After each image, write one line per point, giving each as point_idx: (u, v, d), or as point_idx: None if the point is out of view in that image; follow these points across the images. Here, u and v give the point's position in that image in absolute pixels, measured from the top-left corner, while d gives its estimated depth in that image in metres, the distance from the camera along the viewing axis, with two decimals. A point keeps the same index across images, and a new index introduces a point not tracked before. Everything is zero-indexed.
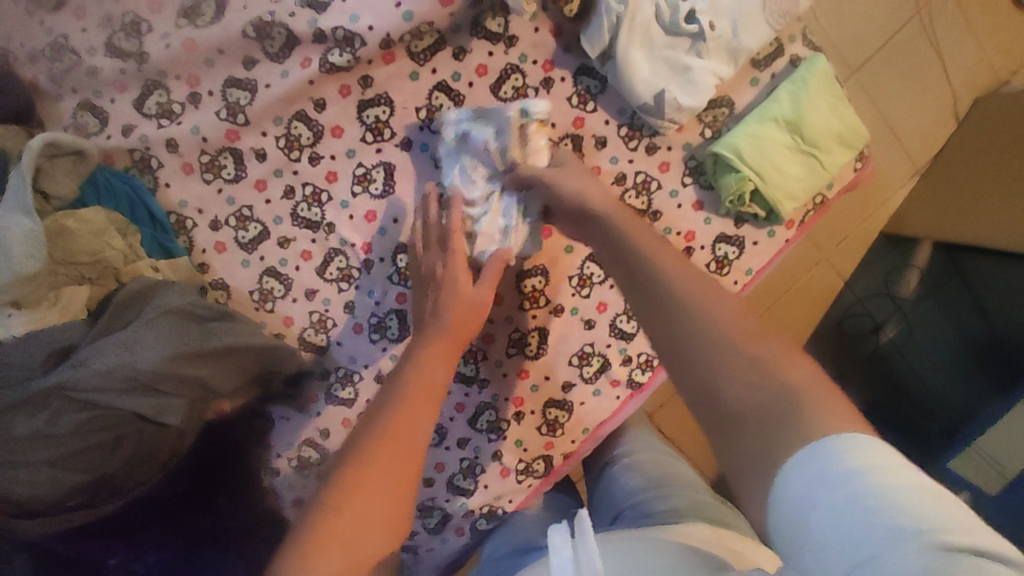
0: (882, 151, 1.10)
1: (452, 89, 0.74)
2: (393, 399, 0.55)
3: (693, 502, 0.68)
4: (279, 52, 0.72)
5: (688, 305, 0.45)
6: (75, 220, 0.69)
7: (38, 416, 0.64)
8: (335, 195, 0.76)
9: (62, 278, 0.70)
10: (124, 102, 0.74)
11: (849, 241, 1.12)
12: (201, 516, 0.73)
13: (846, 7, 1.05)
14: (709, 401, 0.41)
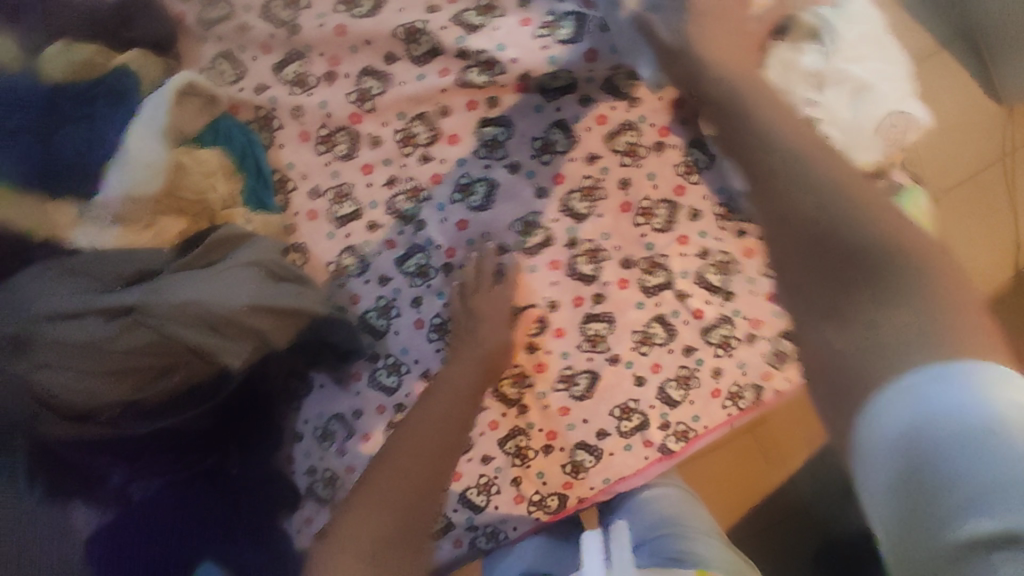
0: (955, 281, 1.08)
1: (570, 130, 0.77)
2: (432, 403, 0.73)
3: (711, 547, 0.71)
4: (421, 57, 0.74)
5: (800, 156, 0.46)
6: (192, 158, 0.71)
7: (105, 326, 0.64)
8: (434, 196, 0.79)
9: (165, 207, 0.71)
10: (264, 63, 0.76)
11: None
12: (208, 456, 0.79)
13: (937, 137, 1.08)
14: (820, 264, 0.42)
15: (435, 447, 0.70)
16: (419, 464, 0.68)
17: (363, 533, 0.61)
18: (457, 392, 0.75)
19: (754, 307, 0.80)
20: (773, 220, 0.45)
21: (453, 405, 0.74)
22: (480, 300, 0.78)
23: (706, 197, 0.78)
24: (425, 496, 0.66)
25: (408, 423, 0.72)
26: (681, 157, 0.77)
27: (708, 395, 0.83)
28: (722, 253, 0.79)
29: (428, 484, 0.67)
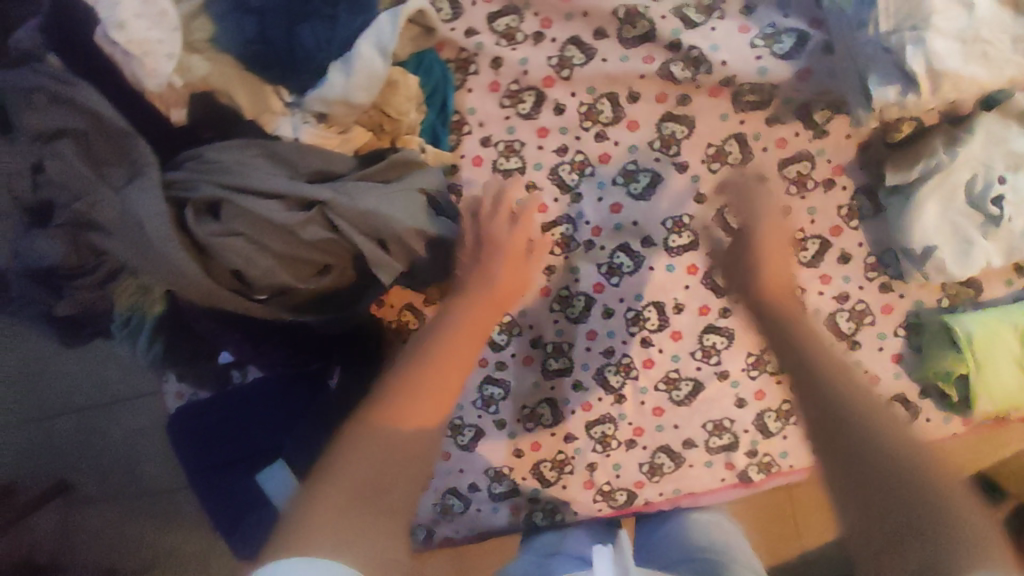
0: None
1: (748, 145, 0.78)
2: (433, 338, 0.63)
3: None
4: (631, 39, 0.77)
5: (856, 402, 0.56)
6: (403, 78, 0.75)
7: (295, 213, 0.69)
8: (598, 174, 0.82)
9: (366, 118, 0.76)
10: (481, 10, 0.80)
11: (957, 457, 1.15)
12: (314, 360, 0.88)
13: None
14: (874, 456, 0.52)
15: (442, 391, 0.58)
16: (415, 405, 0.56)
17: (350, 479, 0.51)
18: (462, 331, 0.65)
19: (877, 364, 0.79)
20: (832, 465, 0.54)
21: (457, 344, 0.63)
22: (493, 229, 0.76)
23: (862, 244, 0.78)
24: (423, 444, 0.55)
25: (402, 363, 0.61)
26: (849, 199, 0.78)
27: (802, 437, 0.83)
28: (860, 303, 0.79)
29: (423, 427, 0.56)
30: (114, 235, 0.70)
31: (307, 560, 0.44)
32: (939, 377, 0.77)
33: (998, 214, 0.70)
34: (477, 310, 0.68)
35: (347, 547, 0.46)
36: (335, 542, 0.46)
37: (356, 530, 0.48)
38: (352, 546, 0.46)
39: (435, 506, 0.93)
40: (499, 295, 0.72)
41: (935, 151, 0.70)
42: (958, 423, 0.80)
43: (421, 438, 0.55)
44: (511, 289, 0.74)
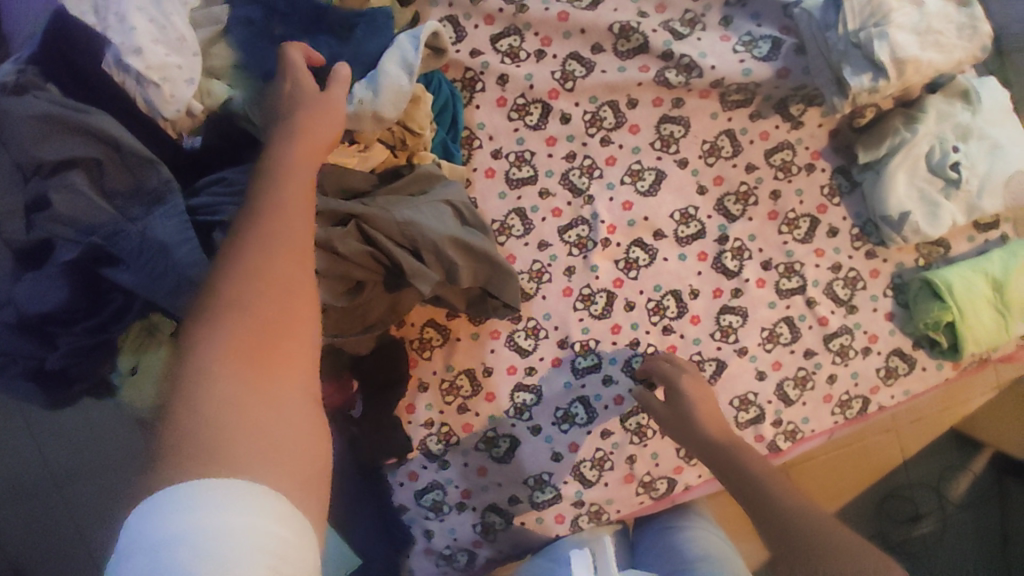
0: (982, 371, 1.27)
1: (736, 139, 0.87)
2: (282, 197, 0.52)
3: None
4: (626, 52, 0.85)
5: (740, 456, 0.73)
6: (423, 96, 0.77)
7: (329, 228, 0.69)
8: (606, 176, 0.87)
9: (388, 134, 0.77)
10: (484, 33, 0.85)
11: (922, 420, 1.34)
12: (334, 391, 0.84)
13: None
14: (750, 460, 0.73)
15: (296, 278, 0.48)
16: (264, 295, 0.46)
17: (220, 396, 0.42)
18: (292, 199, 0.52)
19: (873, 324, 0.88)
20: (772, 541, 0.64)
21: (288, 212, 0.51)
22: (300, 88, 0.62)
23: (845, 218, 0.88)
24: (286, 328, 0.46)
25: (235, 250, 0.48)
26: (828, 180, 0.88)
27: (820, 400, 0.88)
28: (851, 270, 0.88)
29: (285, 321, 0.46)
30: (130, 265, 0.65)
31: (204, 492, 0.37)
32: (928, 327, 0.86)
33: (957, 177, 0.82)
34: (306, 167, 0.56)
35: (253, 460, 0.40)
36: (223, 455, 0.39)
37: (250, 448, 0.40)
38: (254, 464, 0.40)
39: (475, 527, 0.90)
40: (315, 138, 0.59)
41: (897, 130, 0.84)
42: (949, 369, 0.89)
43: (278, 321, 0.46)
44: (329, 138, 0.60)
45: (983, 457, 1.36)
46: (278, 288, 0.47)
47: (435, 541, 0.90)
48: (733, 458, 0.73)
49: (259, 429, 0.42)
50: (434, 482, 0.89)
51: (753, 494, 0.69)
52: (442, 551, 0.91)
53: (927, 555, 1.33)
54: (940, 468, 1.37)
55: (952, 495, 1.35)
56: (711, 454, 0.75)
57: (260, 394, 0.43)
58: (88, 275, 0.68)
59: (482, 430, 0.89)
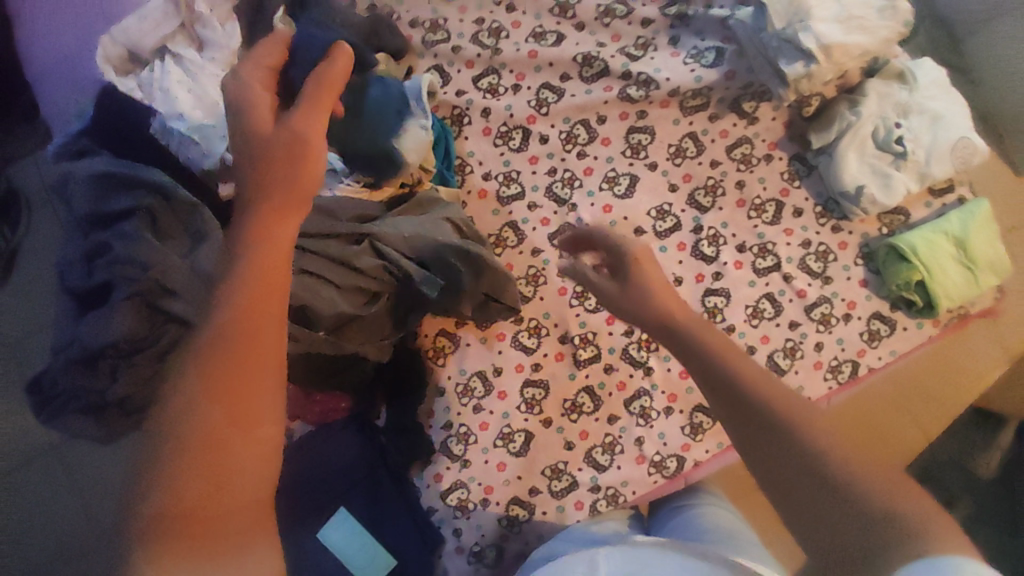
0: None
1: (699, 140, 0.98)
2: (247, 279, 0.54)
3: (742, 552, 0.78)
4: (590, 77, 0.97)
5: (704, 341, 0.63)
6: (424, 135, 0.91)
7: (348, 247, 0.81)
8: (586, 184, 0.98)
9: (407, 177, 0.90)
10: (467, 75, 0.99)
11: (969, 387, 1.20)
12: (361, 401, 0.95)
13: None
14: (713, 345, 0.62)
15: (256, 357, 0.52)
16: (220, 371, 0.51)
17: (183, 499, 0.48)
18: (254, 269, 0.54)
19: (850, 292, 0.95)
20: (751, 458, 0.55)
21: (243, 291, 0.53)
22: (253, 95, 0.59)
23: (807, 198, 0.97)
24: (242, 403, 0.51)
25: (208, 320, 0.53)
26: (786, 167, 0.98)
27: (811, 368, 0.94)
28: (820, 244, 0.97)
29: (240, 398, 0.51)
30: (183, 296, 0.77)
31: None
32: (901, 288, 0.92)
33: (902, 150, 0.91)
34: (271, 232, 0.56)
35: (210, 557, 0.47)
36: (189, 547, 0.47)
37: (201, 524, 0.48)
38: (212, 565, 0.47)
39: (500, 521, 0.95)
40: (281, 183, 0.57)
41: (842, 114, 0.93)
42: (930, 326, 0.95)
43: (233, 401, 0.51)
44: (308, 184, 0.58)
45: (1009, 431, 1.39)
46: (233, 367, 0.51)
47: (464, 539, 0.95)
48: (688, 343, 0.64)
49: (207, 501, 0.49)
50: (457, 481, 0.95)
51: (735, 401, 0.57)
52: (471, 550, 0.95)
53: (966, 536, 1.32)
54: (960, 446, 1.40)
55: (981, 473, 1.37)
56: (670, 336, 0.66)
57: (212, 471, 0.49)
58: (144, 310, 0.77)
59: (498, 427, 0.96)
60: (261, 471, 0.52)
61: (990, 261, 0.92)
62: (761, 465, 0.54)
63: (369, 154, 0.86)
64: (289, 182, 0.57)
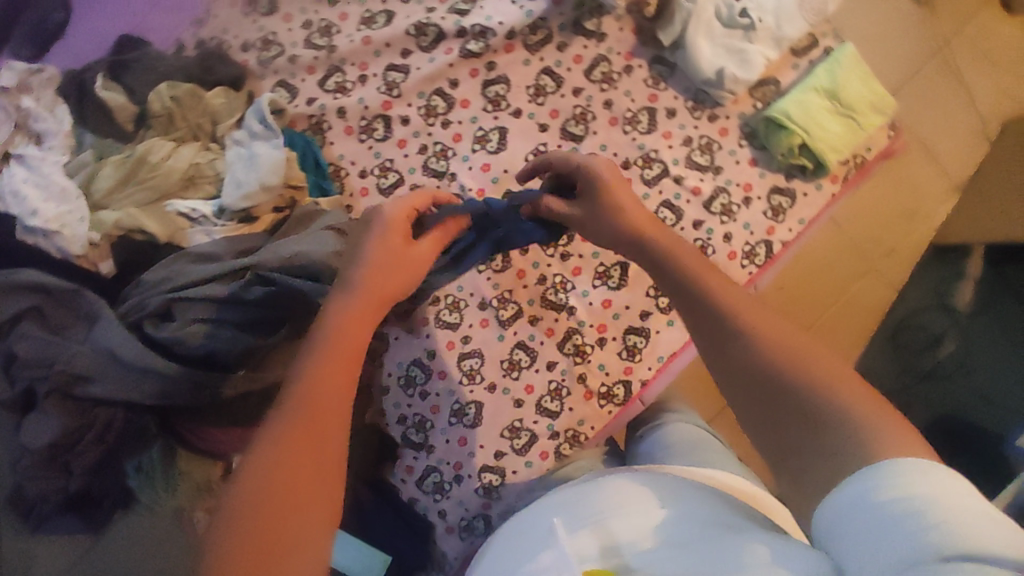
0: (930, 186, 1.37)
1: (555, 73, 0.96)
2: (327, 328, 0.62)
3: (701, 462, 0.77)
4: (429, 45, 0.96)
5: (669, 256, 0.66)
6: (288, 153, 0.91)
7: (232, 284, 0.81)
8: (459, 151, 0.97)
9: (280, 199, 0.90)
10: (311, 82, 0.98)
11: (895, 254, 1.37)
12: None
13: (893, 42, 1.33)
14: (667, 262, 0.66)
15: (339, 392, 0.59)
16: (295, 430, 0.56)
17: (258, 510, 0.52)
18: (336, 348, 0.61)
19: (742, 175, 0.95)
20: (718, 354, 0.59)
21: (329, 343, 0.61)
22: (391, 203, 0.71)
23: (676, 96, 0.96)
24: (309, 462, 0.55)
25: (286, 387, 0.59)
26: (648, 72, 0.96)
27: (726, 259, 0.94)
28: (701, 138, 0.96)
29: (318, 459, 0.55)
30: (102, 378, 0.79)
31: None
32: (787, 156, 0.92)
33: (748, 22, 0.90)
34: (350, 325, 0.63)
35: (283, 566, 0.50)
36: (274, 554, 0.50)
37: (279, 525, 0.52)
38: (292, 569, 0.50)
39: (478, 492, 0.98)
40: (394, 263, 0.68)
41: (681, 4, 0.92)
42: (829, 184, 0.95)
43: (319, 421, 0.57)
44: (385, 290, 0.67)
45: (974, 257, 1.34)
46: (310, 429, 0.56)
47: (450, 518, 0.98)
48: (655, 258, 0.67)
49: (273, 533, 0.51)
50: (428, 467, 0.98)
51: (707, 321, 0.60)
52: (461, 526, 0.98)
53: (963, 373, 1.29)
54: (935, 285, 1.36)
55: (961, 306, 1.33)
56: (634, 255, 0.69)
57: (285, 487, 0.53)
58: (67, 401, 0.80)
59: (448, 406, 0.98)
60: (319, 544, 0.53)
61: (867, 101, 0.91)
62: (729, 366, 0.58)
63: (231, 189, 0.86)
64: (395, 268, 0.68)
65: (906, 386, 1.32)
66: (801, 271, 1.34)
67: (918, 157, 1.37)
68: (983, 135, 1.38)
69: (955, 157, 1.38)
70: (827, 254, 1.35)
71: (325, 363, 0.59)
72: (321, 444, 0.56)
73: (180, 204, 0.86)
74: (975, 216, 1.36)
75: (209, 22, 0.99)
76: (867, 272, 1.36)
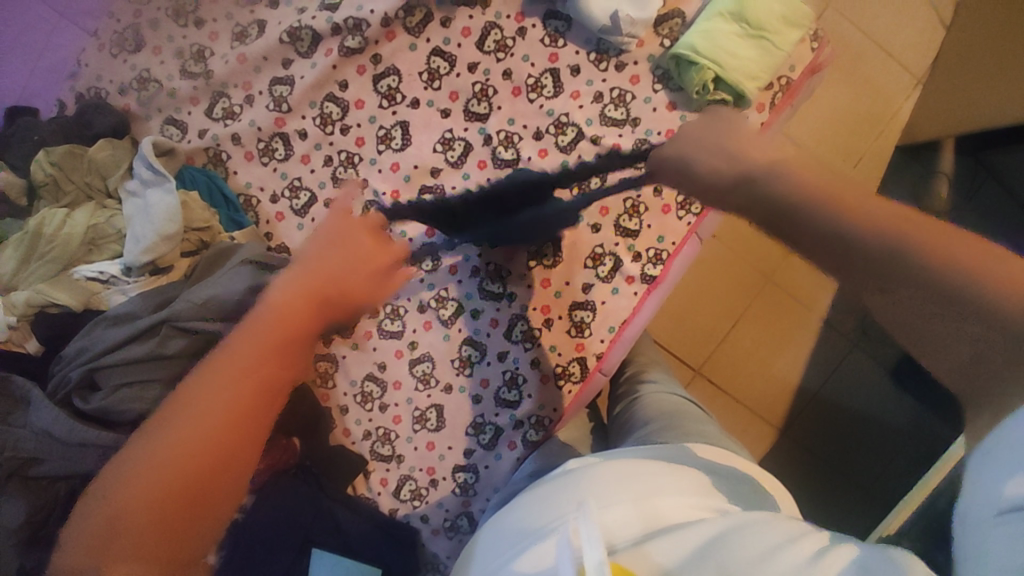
0: (890, 80, 1.26)
1: (446, 52, 0.90)
2: (267, 316, 0.60)
3: (685, 431, 0.78)
4: (307, 50, 0.91)
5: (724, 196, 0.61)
6: (188, 195, 0.87)
7: (149, 342, 0.79)
8: (365, 155, 0.92)
9: (187, 243, 0.87)
10: (198, 113, 0.94)
11: (865, 162, 1.27)
12: (287, 460, 0.91)
13: None
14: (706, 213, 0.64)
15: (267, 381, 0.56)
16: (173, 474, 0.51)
17: (159, 462, 0.51)
18: (259, 354, 0.57)
19: (663, 122, 0.89)
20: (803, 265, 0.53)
21: (269, 331, 0.58)
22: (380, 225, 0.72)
23: (578, 51, 0.89)
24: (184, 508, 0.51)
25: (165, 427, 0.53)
26: (543, 31, 0.89)
27: (662, 214, 0.91)
28: (613, 90, 0.89)
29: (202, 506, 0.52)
30: (51, 457, 0.75)
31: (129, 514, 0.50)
32: (703, 92, 0.85)
33: None
34: (250, 367, 0.56)
35: (170, 516, 0.51)
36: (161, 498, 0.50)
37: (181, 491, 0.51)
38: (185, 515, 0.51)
39: (456, 492, 0.97)
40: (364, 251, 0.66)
41: None
42: (756, 114, 0.88)
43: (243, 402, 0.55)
44: (295, 322, 0.59)
45: (946, 154, 1.25)
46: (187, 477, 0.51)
47: (434, 520, 0.98)
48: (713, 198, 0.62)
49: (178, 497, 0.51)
50: (402, 476, 0.98)
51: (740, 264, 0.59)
52: (446, 525, 0.98)
53: None
54: (910, 187, 1.27)
55: (940, 205, 1.25)
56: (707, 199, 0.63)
57: (194, 451, 0.52)
58: (27, 481, 0.75)
59: (409, 414, 0.97)
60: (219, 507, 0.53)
61: (778, 17, 0.84)
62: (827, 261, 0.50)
63: (131, 246, 0.82)
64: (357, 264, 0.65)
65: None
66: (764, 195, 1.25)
67: (867, 53, 1.25)
68: (934, 18, 1.25)
69: (909, 46, 1.25)
70: None
71: (263, 339, 0.58)
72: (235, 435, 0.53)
73: (87, 269, 0.84)
74: (942, 105, 1.19)
75: (82, 73, 0.97)
76: None
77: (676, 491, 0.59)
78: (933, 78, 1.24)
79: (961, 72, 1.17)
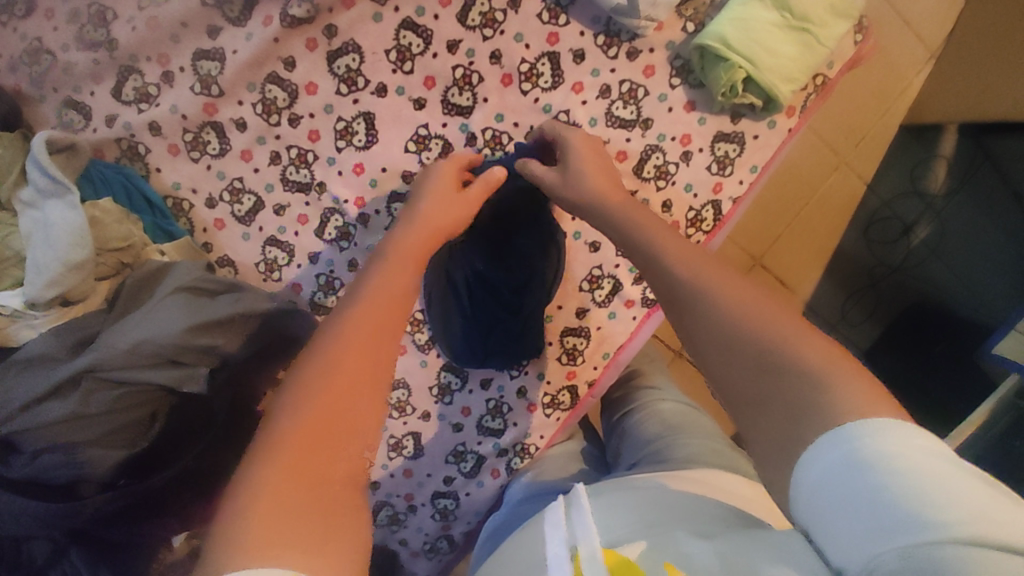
0: (902, 50, 1.07)
1: (418, 25, 0.72)
2: (355, 297, 0.54)
3: (706, 448, 0.72)
4: (240, 15, 0.72)
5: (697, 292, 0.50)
6: (98, 208, 0.69)
7: (69, 399, 0.62)
8: (321, 153, 0.76)
9: (103, 267, 0.70)
10: (104, 93, 0.74)
11: (868, 144, 1.12)
12: None
13: None
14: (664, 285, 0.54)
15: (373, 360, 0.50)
16: (297, 466, 0.43)
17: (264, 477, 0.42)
18: (369, 330, 0.51)
19: (678, 126, 0.76)
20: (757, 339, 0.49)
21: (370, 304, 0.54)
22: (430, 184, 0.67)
23: (583, 32, 0.73)
24: (310, 503, 0.42)
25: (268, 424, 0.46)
26: (541, 3, 0.72)
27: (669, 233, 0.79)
28: (622, 84, 0.74)
29: (345, 478, 0.45)
30: None
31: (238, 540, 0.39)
32: (729, 94, 0.72)
33: None
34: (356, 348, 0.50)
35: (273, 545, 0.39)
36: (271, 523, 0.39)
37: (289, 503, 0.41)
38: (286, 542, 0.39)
39: (435, 517, 0.92)
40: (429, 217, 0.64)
41: None
42: (784, 120, 0.76)
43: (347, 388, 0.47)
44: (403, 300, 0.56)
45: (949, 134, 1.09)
46: (307, 467, 0.43)
47: (413, 544, 0.94)
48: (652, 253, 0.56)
49: (278, 511, 0.41)
50: (378, 502, 0.90)
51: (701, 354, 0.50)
52: (425, 548, 0.94)
53: (937, 260, 1.14)
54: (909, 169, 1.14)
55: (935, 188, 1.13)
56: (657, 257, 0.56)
57: (310, 450, 0.44)
58: None
59: (383, 442, 0.87)
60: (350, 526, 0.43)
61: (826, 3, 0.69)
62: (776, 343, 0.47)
63: (31, 277, 0.64)
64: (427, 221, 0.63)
65: (876, 282, 1.18)
66: (779, 178, 1.12)
67: (887, 21, 1.05)
68: None
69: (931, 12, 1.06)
70: (798, 158, 1.11)
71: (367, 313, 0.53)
72: (348, 422, 0.47)
73: None
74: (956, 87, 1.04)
75: None
76: (835, 169, 1.13)
77: (711, 521, 0.51)
78: (951, 49, 1.06)
79: (985, 47, 0.99)
